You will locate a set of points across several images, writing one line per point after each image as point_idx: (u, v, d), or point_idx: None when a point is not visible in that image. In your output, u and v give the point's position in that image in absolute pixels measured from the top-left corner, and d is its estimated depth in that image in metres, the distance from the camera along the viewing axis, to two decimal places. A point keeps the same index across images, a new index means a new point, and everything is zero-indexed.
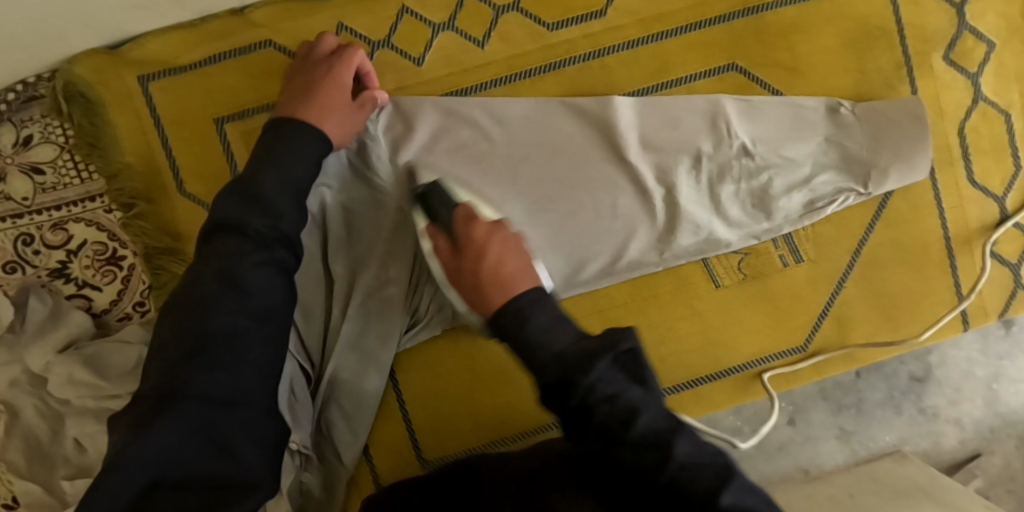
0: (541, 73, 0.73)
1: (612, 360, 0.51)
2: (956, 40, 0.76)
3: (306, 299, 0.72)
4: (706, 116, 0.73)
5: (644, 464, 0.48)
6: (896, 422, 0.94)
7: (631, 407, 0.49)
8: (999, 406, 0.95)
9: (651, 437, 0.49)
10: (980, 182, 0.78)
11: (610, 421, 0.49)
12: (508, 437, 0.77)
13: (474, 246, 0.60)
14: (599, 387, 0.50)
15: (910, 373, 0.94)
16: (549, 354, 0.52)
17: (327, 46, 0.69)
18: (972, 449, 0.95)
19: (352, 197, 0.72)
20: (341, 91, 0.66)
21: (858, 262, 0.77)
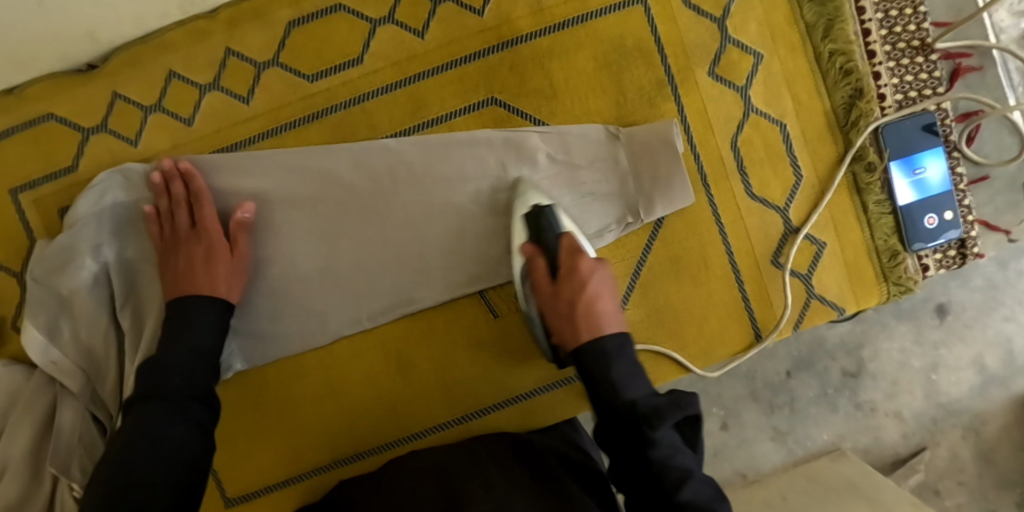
0: (305, 123, 0.77)
1: (683, 414, 0.64)
2: (720, 55, 0.76)
3: (96, 352, 0.76)
4: (473, 155, 0.76)
5: (674, 472, 0.61)
6: (831, 419, 1.00)
7: (686, 469, 0.61)
8: (939, 395, 1.00)
9: (671, 440, 0.63)
10: (758, 194, 0.78)
11: (664, 464, 0.61)
12: (308, 470, 0.79)
13: (579, 281, 0.72)
14: (662, 445, 0.62)
15: (843, 370, 1.00)
16: (625, 399, 0.65)
17: (177, 187, 0.74)
18: (916, 443, 1.01)
19: (133, 252, 0.77)
20: (213, 234, 0.73)
21: (638, 283, 0.78)
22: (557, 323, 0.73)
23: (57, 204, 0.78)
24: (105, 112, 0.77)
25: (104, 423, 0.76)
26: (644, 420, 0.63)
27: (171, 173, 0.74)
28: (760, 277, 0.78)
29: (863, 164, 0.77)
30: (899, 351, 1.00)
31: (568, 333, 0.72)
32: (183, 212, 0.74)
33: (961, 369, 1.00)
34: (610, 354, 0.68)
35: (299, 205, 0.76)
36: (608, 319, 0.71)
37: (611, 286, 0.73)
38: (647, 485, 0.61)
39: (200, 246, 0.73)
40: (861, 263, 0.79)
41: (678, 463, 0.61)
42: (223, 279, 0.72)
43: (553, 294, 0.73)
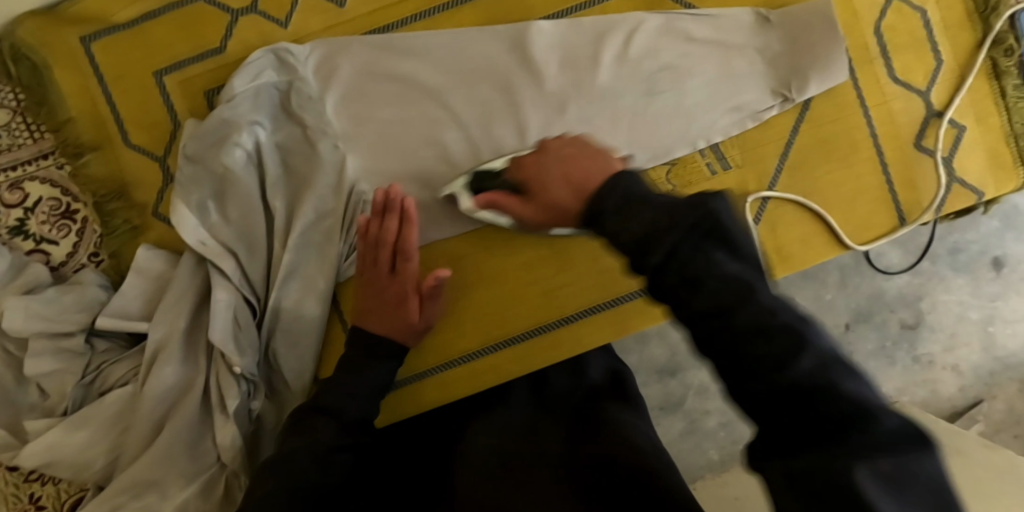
0: (457, 5, 0.76)
1: (705, 231, 0.41)
2: None
3: (247, 234, 0.75)
4: (628, 35, 0.76)
5: (716, 293, 0.39)
6: (890, 371, 1.11)
7: (735, 282, 0.39)
8: (997, 348, 1.11)
9: (726, 276, 0.39)
10: (902, 78, 0.79)
11: (716, 297, 0.39)
12: (479, 352, 0.78)
13: (549, 157, 0.62)
14: (701, 258, 0.40)
15: (901, 322, 1.11)
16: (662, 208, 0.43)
17: (393, 227, 0.72)
18: (973, 397, 1.11)
19: (285, 135, 0.76)
20: (412, 293, 0.72)
21: (785, 166, 0.78)
22: (530, 195, 0.63)
23: (203, 86, 0.76)
24: None
25: (254, 306, 0.75)
26: (689, 209, 0.41)
27: (391, 206, 0.72)
28: (904, 161, 0.79)
29: (1001, 49, 0.79)
30: (956, 304, 1.11)
31: (562, 197, 0.58)
32: (389, 253, 0.72)
33: (1019, 321, 1.11)
34: (617, 210, 0.46)
35: (452, 85, 0.76)
36: (594, 169, 0.55)
37: (590, 149, 0.59)
38: (708, 325, 0.40)
39: (393, 294, 0.72)
40: (999, 148, 0.80)
41: (716, 279, 0.39)
42: (413, 324, 0.73)
43: (528, 187, 0.63)
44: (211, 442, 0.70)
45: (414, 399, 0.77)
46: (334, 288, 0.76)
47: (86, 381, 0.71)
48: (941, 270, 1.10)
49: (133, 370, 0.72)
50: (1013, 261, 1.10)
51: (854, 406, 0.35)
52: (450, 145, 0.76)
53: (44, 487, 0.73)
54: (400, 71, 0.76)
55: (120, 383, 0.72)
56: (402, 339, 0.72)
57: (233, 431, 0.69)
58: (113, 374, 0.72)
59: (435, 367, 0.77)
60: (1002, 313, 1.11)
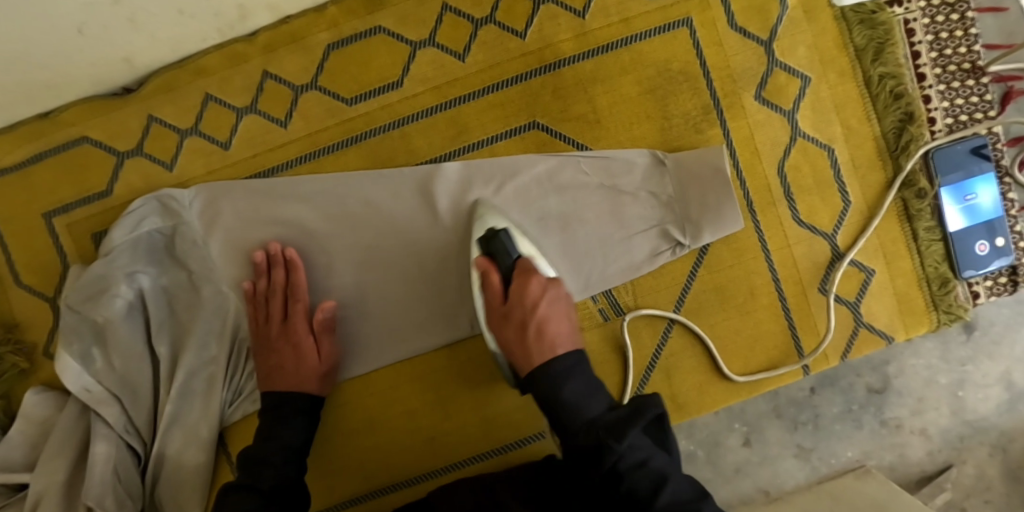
0: (342, 147, 0.75)
1: (579, 376, 0.66)
2: (767, 79, 0.75)
3: (131, 381, 0.75)
4: (519, 178, 0.75)
5: (591, 426, 0.62)
6: (854, 435, 0.92)
7: (577, 401, 0.64)
8: (967, 412, 0.92)
9: (591, 418, 0.63)
10: (806, 220, 0.76)
11: (576, 410, 0.64)
12: (360, 498, 0.77)
13: (529, 301, 0.69)
14: (569, 400, 0.64)
15: (867, 385, 0.92)
16: (580, 417, 0.63)
17: (280, 274, 0.73)
18: (942, 461, 0.92)
19: (169, 281, 0.76)
20: (301, 335, 0.72)
21: (682, 310, 0.76)
22: (499, 327, 0.71)
23: (93, 228, 0.76)
24: (141, 136, 0.75)
25: (139, 453, 0.75)
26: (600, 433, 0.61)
27: (275, 258, 0.74)
28: (808, 306, 0.77)
29: (913, 190, 0.75)
30: (923, 366, 0.92)
31: (518, 353, 0.70)
32: (278, 302, 0.73)
33: (990, 386, 0.92)
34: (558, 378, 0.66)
35: (337, 229, 0.75)
36: (309, 368, 0.72)
37: (565, 305, 0.71)
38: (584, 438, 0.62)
39: (285, 343, 0.73)
40: (909, 292, 0.77)
41: (634, 470, 0.60)
42: (317, 370, 0.72)
43: (503, 317, 0.70)
44: None
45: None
46: (218, 433, 0.77)
47: None
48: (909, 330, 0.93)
49: None
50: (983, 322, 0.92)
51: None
52: (339, 286, 0.76)
53: None
54: (285, 216, 0.75)
55: None
56: (310, 386, 0.72)
57: None
58: None
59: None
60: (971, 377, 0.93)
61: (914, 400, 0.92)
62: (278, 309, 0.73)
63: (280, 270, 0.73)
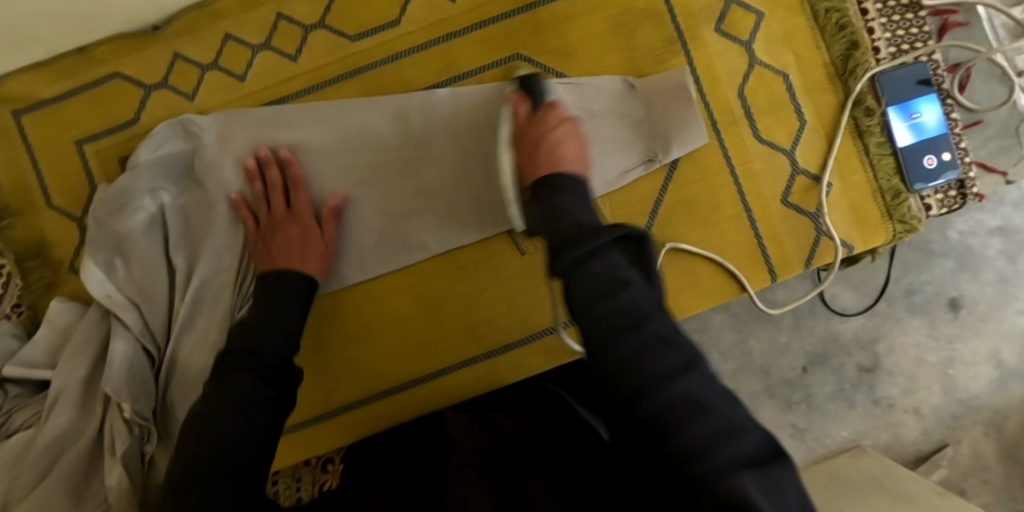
0: (346, 79, 0.84)
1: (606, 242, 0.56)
2: (725, 13, 0.83)
3: (149, 288, 0.81)
4: (501, 103, 0.82)
5: (615, 326, 0.53)
6: (850, 415, 1.04)
7: (622, 282, 0.54)
8: (958, 390, 1.04)
9: (629, 305, 0.54)
10: (765, 138, 0.83)
11: (594, 289, 0.54)
12: (358, 402, 0.84)
13: (549, 125, 0.70)
14: (599, 259, 0.55)
15: (858, 365, 1.04)
16: (573, 219, 0.61)
17: (275, 172, 0.81)
18: (938, 440, 1.04)
19: (187, 197, 0.83)
20: (305, 218, 0.80)
21: (655, 222, 0.83)
22: (517, 152, 0.69)
23: (119, 153, 0.84)
24: (166, 70, 0.84)
25: (154, 356, 0.81)
26: (577, 238, 0.57)
27: (267, 159, 0.81)
28: (771, 217, 0.83)
29: (862, 109, 0.83)
30: (914, 346, 1.04)
31: (532, 168, 0.68)
32: (278, 196, 0.81)
33: (978, 364, 1.04)
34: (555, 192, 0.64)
35: (338, 149, 0.82)
36: (320, 244, 0.80)
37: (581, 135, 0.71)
38: (615, 344, 0.52)
39: (291, 223, 0.80)
40: (864, 202, 0.83)
41: (625, 304, 0.53)
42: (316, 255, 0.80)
43: (521, 135, 0.70)
44: (98, 482, 0.75)
45: (293, 451, 0.85)
46: None
47: None
48: (897, 311, 1.04)
49: (35, 414, 0.78)
50: (970, 302, 1.03)
51: (714, 435, 0.47)
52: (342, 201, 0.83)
53: None
54: (293, 138, 0.83)
55: (23, 427, 0.78)
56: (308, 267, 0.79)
57: (119, 472, 0.74)
58: (20, 416, 0.78)
59: (316, 414, 0.84)
60: (964, 357, 1.04)
61: (905, 379, 1.04)
62: (280, 200, 0.81)
63: (275, 168, 0.81)
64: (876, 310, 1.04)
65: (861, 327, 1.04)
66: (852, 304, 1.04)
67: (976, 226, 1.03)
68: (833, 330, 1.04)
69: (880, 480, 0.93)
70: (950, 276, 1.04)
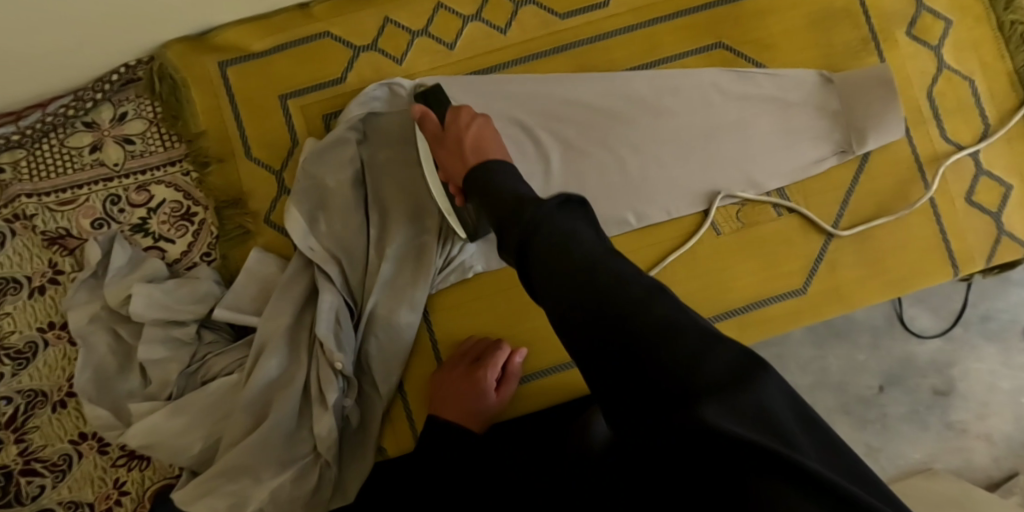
0: (552, 55, 0.87)
1: (562, 203, 0.55)
2: (916, 19, 0.88)
3: (350, 241, 0.82)
4: (705, 89, 0.86)
5: (574, 264, 0.48)
6: (920, 437, 1.06)
7: (569, 233, 0.51)
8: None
9: (587, 252, 0.49)
10: (952, 138, 0.87)
11: (557, 245, 0.51)
12: (543, 372, 0.84)
13: (456, 130, 0.76)
14: (550, 225, 0.53)
15: (933, 387, 1.06)
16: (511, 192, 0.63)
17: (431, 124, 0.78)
18: (1009, 467, 1.05)
19: (382, 153, 0.84)
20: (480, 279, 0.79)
21: (846, 212, 0.86)
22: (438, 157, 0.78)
23: (324, 110, 0.86)
24: (376, 34, 0.86)
25: (353, 309, 0.81)
26: (518, 214, 0.57)
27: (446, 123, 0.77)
28: (955, 213, 0.86)
29: None
30: (987, 372, 1.07)
31: (449, 164, 0.76)
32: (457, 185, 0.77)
33: None
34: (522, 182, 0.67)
35: (544, 121, 0.85)
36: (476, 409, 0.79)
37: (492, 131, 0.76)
38: (569, 265, 0.48)
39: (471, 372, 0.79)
40: None
41: (580, 245, 0.50)
42: (481, 414, 0.80)
43: (441, 139, 0.77)
44: (308, 431, 0.76)
45: None
46: (427, 299, 0.83)
47: (190, 370, 0.78)
48: (972, 337, 1.07)
49: (236, 361, 0.78)
50: None
51: (716, 367, 0.39)
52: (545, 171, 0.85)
53: (129, 473, 0.82)
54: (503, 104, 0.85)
55: (224, 372, 0.78)
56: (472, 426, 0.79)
57: (329, 420, 0.74)
58: (221, 362, 0.79)
59: None
60: None
61: (979, 406, 1.07)
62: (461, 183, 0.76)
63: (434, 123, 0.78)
64: (952, 334, 1.07)
65: (937, 350, 1.07)
66: (930, 326, 1.07)
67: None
68: (910, 351, 1.07)
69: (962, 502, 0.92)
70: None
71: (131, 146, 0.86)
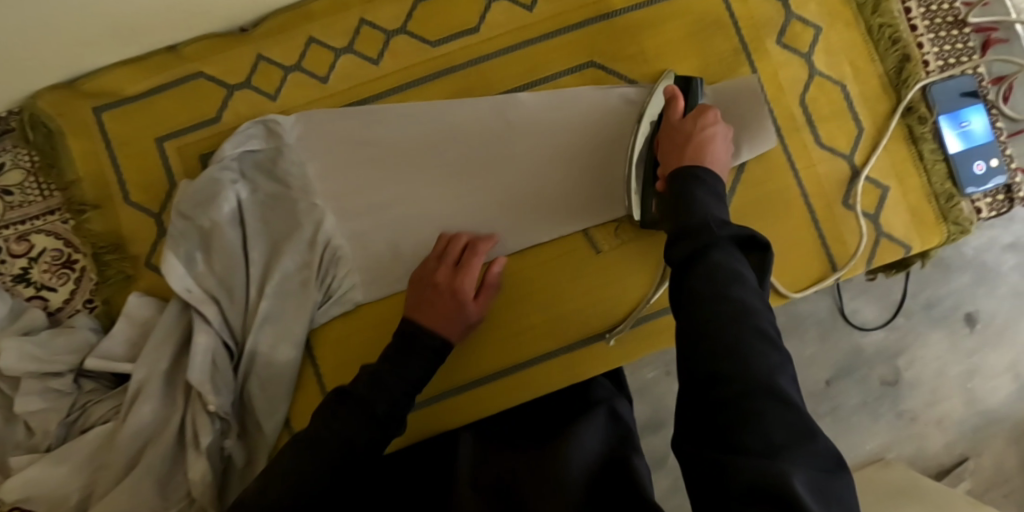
0: (427, 82, 0.87)
1: (698, 244, 0.57)
2: (785, 27, 0.89)
3: (229, 281, 0.82)
4: (579, 109, 0.86)
5: (709, 312, 0.52)
6: (875, 427, 1.05)
7: (734, 273, 0.54)
8: (979, 403, 1.05)
9: (739, 297, 0.53)
10: (826, 144, 0.87)
11: (711, 283, 0.54)
12: (435, 397, 0.85)
13: (688, 128, 0.77)
14: (720, 255, 0.56)
15: (881, 378, 1.06)
16: (703, 210, 0.63)
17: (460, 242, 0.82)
18: (959, 453, 1.05)
19: (261, 190, 0.84)
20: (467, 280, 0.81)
21: None
22: (662, 141, 0.78)
23: (200, 150, 0.86)
24: (249, 71, 0.86)
25: (232, 349, 0.81)
26: (695, 232, 0.59)
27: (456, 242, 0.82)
28: (834, 218, 0.87)
29: (915, 117, 0.88)
30: (936, 359, 1.06)
31: (671, 160, 0.76)
32: (456, 252, 0.82)
33: (997, 377, 1.06)
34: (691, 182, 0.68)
35: (421, 149, 0.85)
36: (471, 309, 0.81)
37: (726, 137, 0.78)
38: (720, 323, 0.51)
39: (447, 294, 0.80)
40: (920, 206, 0.88)
41: (740, 296, 0.53)
42: (461, 323, 0.81)
43: (671, 131, 0.78)
44: (181, 477, 0.76)
45: None
46: (308, 334, 0.83)
47: (69, 419, 0.78)
48: (918, 325, 1.06)
49: (112, 409, 0.79)
50: (986, 316, 1.05)
51: (774, 424, 0.46)
52: (426, 199, 0.85)
53: None
54: (379, 135, 0.85)
55: (100, 421, 0.78)
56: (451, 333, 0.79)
57: (203, 464, 0.74)
58: (97, 411, 0.79)
59: None
60: (983, 370, 1.06)
61: (929, 393, 1.06)
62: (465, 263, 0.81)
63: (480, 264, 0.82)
64: (895, 324, 1.05)
65: (883, 341, 1.06)
66: (873, 318, 1.06)
67: (988, 242, 1.06)
68: (856, 344, 1.06)
69: (908, 490, 0.93)
70: (967, 291, 1.06)
71: (9, 197, 0.86)
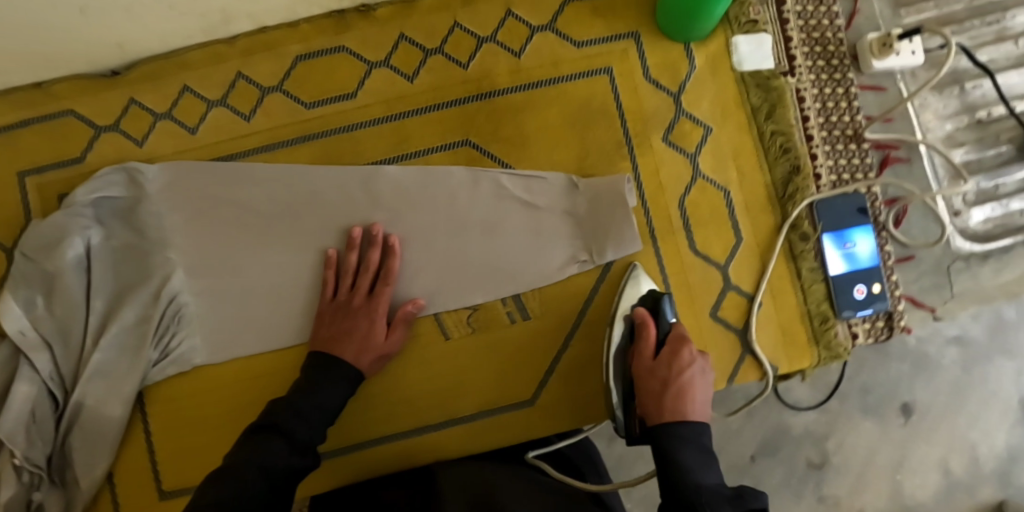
0: (296, 144, 0.85)
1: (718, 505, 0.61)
2: (673, 124, 0.85)
3: (66, 327, 0.80)
4: (446, 189, 0.83)
5: None
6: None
7: None
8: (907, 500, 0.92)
9: None
10: (700, 251, 0.84)
11: None
12: None
13: (680, 365, 0.73)
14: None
15: (807, 460, 0.92)
16: (690, 478, 0.64)
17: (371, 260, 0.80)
18: None
19: (113, 239, 0.82)
20: (379, 311, 0.79)
21: (584, 320, 0.84)
22: (327, 318, 0.80)
23: (59, 189, 0.84)
24: (120, 114, 0.85)
25: (58, 398, 0.80)
26: None
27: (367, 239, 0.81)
28: (699, 329, 0.83)
29: (798, 233, 0.84)
30: (868, 446, 0.93)
31: (651, 406, 0.72)
32: (350, 276, 0.81)
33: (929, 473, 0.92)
34: (680, 439, 0.68)
35: (280, 212, 0.83)
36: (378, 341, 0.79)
37: (706, 384, 0.73)
38: None
39: (363, 312, 0.79)
40: (792, 325, 0.84)
41: None
42: (376, 354, 0.79)
43: (649, 369, 0.74)
44: None
45: None
46: (140, 391, 0.81)
47: None
48: (851, 411, 0.93)
49: None
50: (926, 409, 0.93)
51: None
52: (278, 264, 0.83)
53: None
54: (239, 193, 0.83)
55: None
56: (361, 363, 0.78)
57: None
58: None
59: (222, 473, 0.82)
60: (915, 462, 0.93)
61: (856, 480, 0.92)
62: (366, 283, 0.80)
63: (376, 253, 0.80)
64: (828, 407, 0.92)
65: (814, 423, 0.92)
66: (804, 398, 0.93)
67: (935, 333, 0.92)
68: (784, 423, 0.93)
69: None
70: (905, 379, 0.93)
71: None
